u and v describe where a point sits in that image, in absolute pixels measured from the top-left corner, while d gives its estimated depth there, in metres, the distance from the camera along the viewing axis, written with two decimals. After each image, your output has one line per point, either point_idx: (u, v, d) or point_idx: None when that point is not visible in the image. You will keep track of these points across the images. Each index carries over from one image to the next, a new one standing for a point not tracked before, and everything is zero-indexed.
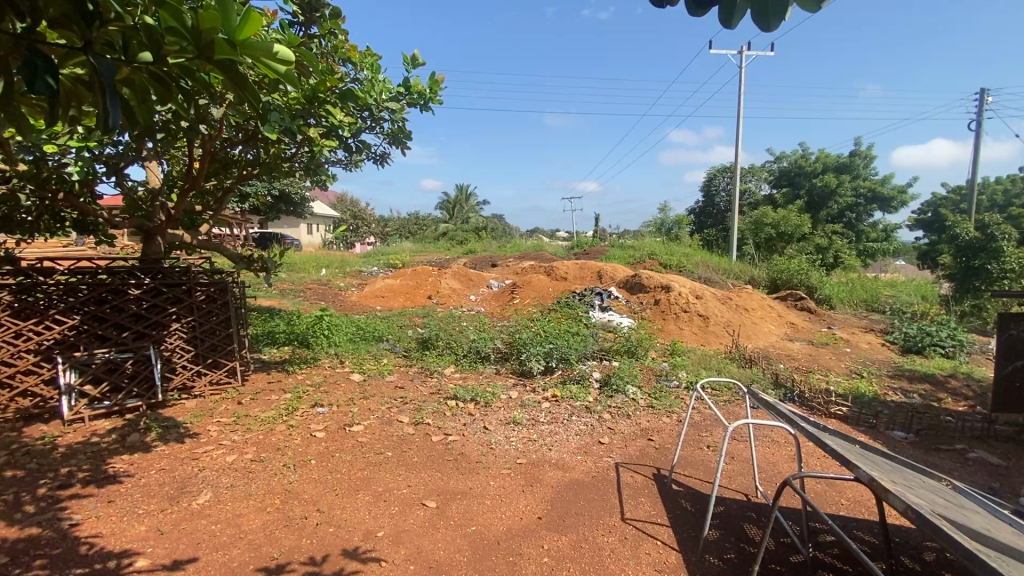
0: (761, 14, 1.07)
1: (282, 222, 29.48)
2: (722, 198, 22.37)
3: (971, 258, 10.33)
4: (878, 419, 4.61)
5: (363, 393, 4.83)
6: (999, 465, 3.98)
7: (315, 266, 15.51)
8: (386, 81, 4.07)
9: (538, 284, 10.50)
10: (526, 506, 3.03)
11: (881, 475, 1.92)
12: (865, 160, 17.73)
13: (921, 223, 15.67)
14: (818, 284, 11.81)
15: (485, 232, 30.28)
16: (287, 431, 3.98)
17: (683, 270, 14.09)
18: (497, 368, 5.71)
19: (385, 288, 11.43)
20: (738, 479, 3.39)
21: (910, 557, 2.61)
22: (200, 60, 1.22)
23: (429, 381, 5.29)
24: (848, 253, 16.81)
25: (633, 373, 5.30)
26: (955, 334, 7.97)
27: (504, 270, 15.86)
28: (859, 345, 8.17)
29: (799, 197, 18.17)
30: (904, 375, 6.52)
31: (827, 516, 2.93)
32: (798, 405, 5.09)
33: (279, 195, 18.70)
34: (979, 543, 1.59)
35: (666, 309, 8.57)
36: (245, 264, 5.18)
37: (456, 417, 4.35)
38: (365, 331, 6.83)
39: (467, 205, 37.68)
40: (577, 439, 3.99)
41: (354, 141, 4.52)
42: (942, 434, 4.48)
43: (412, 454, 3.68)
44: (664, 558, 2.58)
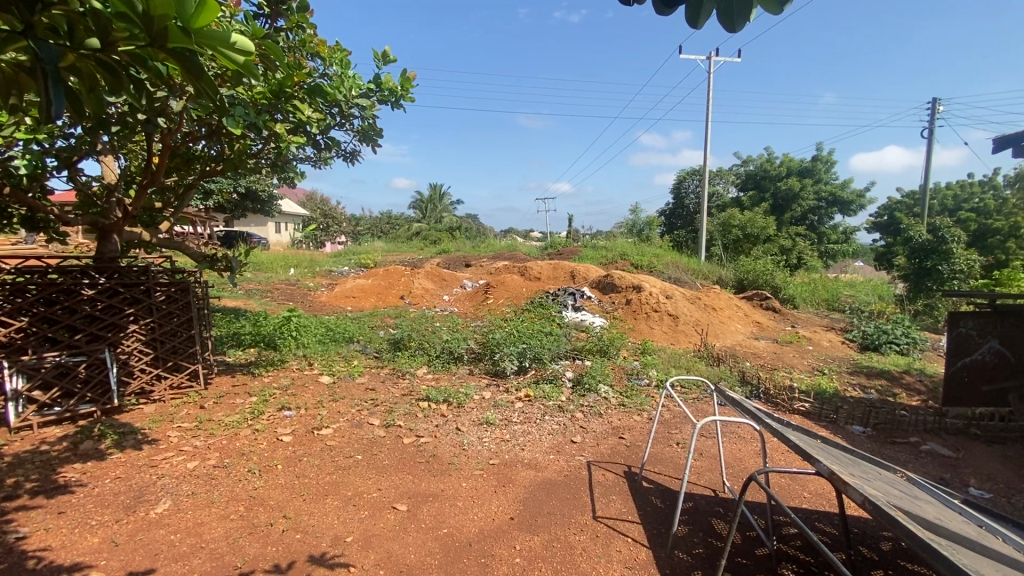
0: (727, 16, 1.07)
1: (249, 221, 28.68)
2: (692, 201, 22.85)
3: (924, 259, 10.85)
4: (839, 414, 4.78)
5: (332, 395, 4.74)
6: (949, 457, 4.19)
7: (283, 266, 15.13)
8: (356, 77, 4.00)
9: (511, 284, 10.53)
10: (499, 506, 3.02)
11: (840, 468, 1.98)
12: (826, 165, 18.40)
13: (878, 224, 16.36)
14: (782, 284, 12.19)
15: (458, 232, 30.16)
16: (253, 436, 3.86)
17: (654, 271, 14.35)
18: (470, 369, 5.69)
19: (356, 288, 11.23)
20: (706, 475, 3.46)
21: (868, 546, 2.72)
22: (152, 48, 1.16)
23: (401, 383, 5.22)
24: (810, 254, 17.43)
25: (605, 372, 5.36)
26: (909, 331, 8.35)
27: (478, 270, 15.81)
28: (821, 343, 8.47)
29: (764, 200, 18.71)
30: (862, 372, 6.80)
31: (791, 508, 3.01)
32: (763, 402, 5.25)
33: (245, 192, 18.15)
34: (931, 532, 1.65)
35: (638, 309, 8.70)
36: (208, 263, 4.99)
37: (428, 418, 4.31)
38: (335, 332, 6.67)
39: (441, 204, 37.34)
40: (550, 439, 4.00)
41: (323, 138, 4.42)
42: (898, 428, 4.67)
43: (382, 457, 3.63)
44: (634, 555, 2.60)
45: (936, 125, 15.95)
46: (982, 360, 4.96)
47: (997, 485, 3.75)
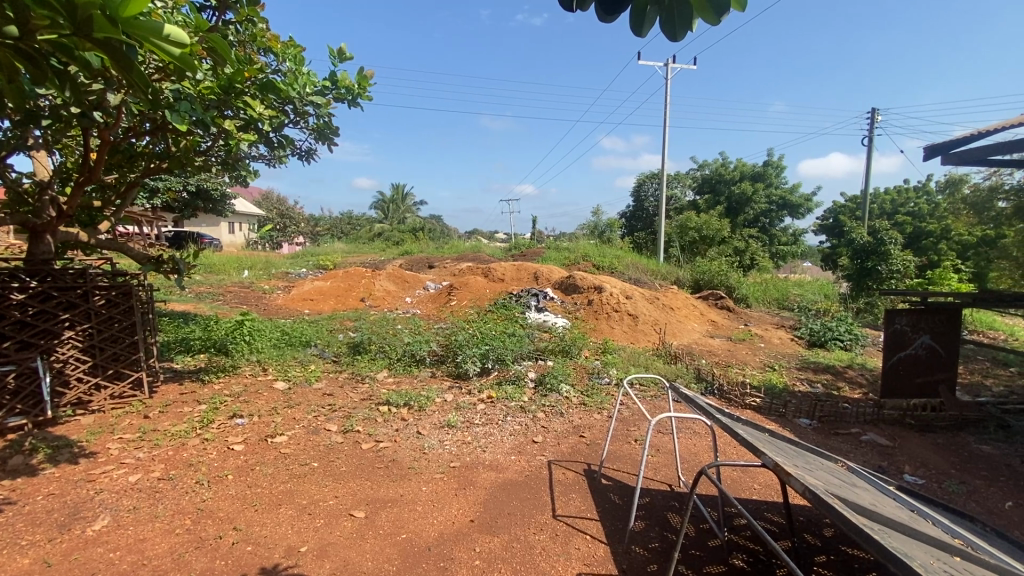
0: (669, 24, 1.09)
1: (200, 221, 27.45)
2: (651, 203, 23.43)
3: (864, 260, 11.54)
4: (787, 408, 5.01)
5: (287, 402, 4.59)
6: (887, 446, 4.45)
7: (236, 268, 14.55)
8: (310, 74, 3.90)
9: (474, 286, 10.50)
10: (458, 509, 3.00)
11: (784, 460, 2.06)
12: (776, 170, 19.26)
13: (824, 227, 17.26)
14: (736, 284, 12.67)
15: (421, 232, 29.89)
16: (201, 446, 3.70)
17: (614, 271, 14.65)
18: (433, 371, 5.64)
19: (314, 291, 10.94)
20: (662, 470, 3.55)
21: (811, 533, 2.85)
22: (78, 37, 1.09)
23: (360, 387, 5.11)
24: (762, 255, 18.18)
25: (567, 372, 5.42)
26: (852, 328, 8.84)
27: (442, 271, 15.69)
28: (771, 340, 8.86)
29: (719, 203, 19.43)
30: (810, 367, 7.14)
31: (741, 500, 3.13)
32: (717, 398, 5.44)
33: (195, 190, 17.38)
34: (866, 517, 1.74)
35: (599, 309, 8.85)
36: (154, 265, 4.75)
37: (388, 423, 4.24)
38: (291, 336, 6.45)
39: (404, 205, 36.87)
40: (511, 439, 4.02)
41: (275, 136, 4.28)
42: (841, 420, 4.94)
43: (340, 463, 3.55)
44: (592, 552, 2.64)
45: (875, 134, 17.02)
46: (916, 354, 5.31)
47: (928, 471, 4.01)
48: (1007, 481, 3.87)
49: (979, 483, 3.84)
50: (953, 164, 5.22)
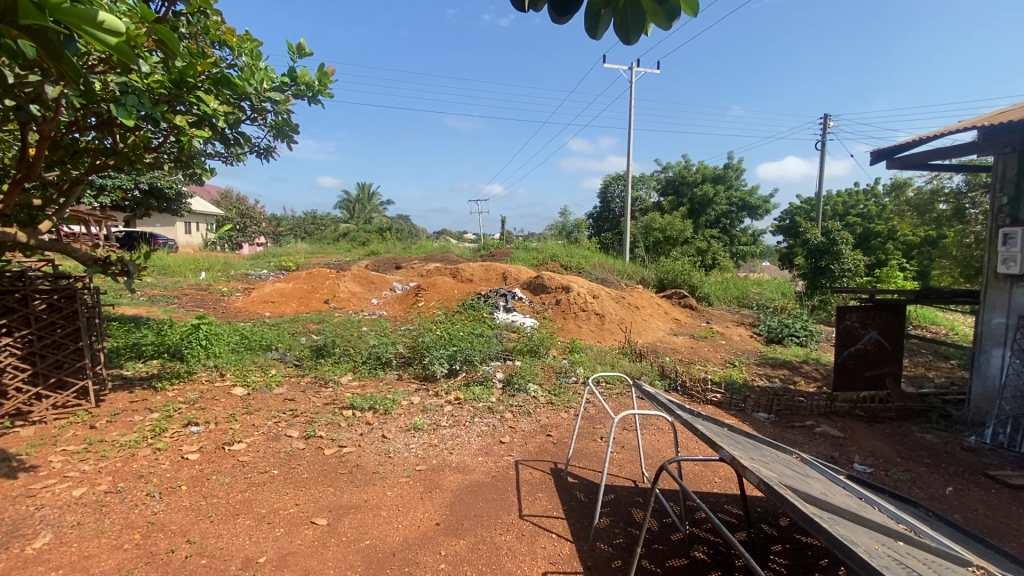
0: (623, 27, 1.10)
1: (154, 220, 26.27)
2: (618, 205, 23.80)
3: (818, 260, 12.06)
4: (746, 403, 5.18)
5: (246, 408, 4.43)
6: (839, 437, 4.66)
7: (193, 269, 13.97)
8: (268, 70, 3.78)
9: (442, 287, 10.41)
10: (424, 513, 2.96)
11: (740, 453, 2.13)
12: (736, 172, 19.88)
13: (781, 228, 17.93)
14: (699, 284, 13.00)
15: (387, 232, 29.43)
16: (153, 456, 3.53)
17: (582, 271, 14.81)
18: (399, 374, 5.57)
19: (276, 293, 10.62)
20: (627, 466, 3.61)
21: (768, 524, 2.96)
22: (3, 24, 1.02)
23: (323, 392, 4.99)
24: (723, 255, 18.73)
25: (534, 372, 5.44)
26: (807, 324, 9.22)
27: (409, 272, 15.50)
28: (732, 337, 9.14)
29: (682, 204, 19.93)
30: (768, 363, 7.41)
31: (702, 494, 3.21)
32: (680, 393, 5.59)
33: (148, 188, 16.62)
34: (817, 505, 1.82)
35: (567, 309, 8.93)
36: (100, 267, 4.49)
37: (352, 427, 4.15)
38: (251, 340, 6.23)
39: (370, 204, 36.25)
40: (478, 440, 4.01)
41: (232, 132, 4.13)
42: (796, 413, 5.14)
43: (301, 470, 3.45)
44: (558, 550, 2.66)
45: (827, 139, 17.80)
46: (865, 349, 5.57)
47: (877, 460, 4.22)
48: (948, 468, 4.11)
49: (922, 470, 4.06)
50: (897, 168, 5.52)
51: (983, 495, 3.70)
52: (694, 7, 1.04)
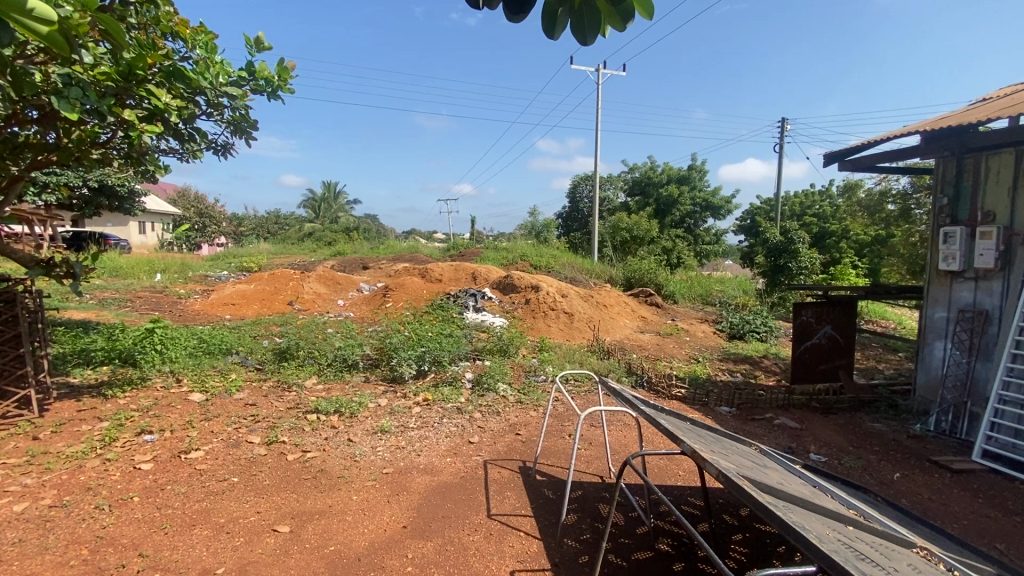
0: (579, 29, 1.10)
1: (104, 220, 25.02)
2: (586, 204, 24.08)
3: (777, 258, 12.52)
4: (709, 397, 5.33)
5: (204, 414, 4.26)
6: (796, 428, 4.85)
7: (147, 271, 13.36)
8: (224, 63, 3.65)
9: (410, 287, 10.30)
10: (390, 516, 2.92)
11: (701, 446, 2.19)
12: (699, 174, 20.41)
13: (743, 227, 18.50)
14: (664, 282, 13.28)
15: (354, 232, 28.90)
16: (102, 467, 3.35)
17: (551, 271, 14.92)
18: (366, 376, 5.48)
19: (236, 295, 10.28)
20: (594, 463, 3.66)
21: (729, 514, 3.05)
22: None
23: (286, 396, 4.85)
24: (688, 253, 19.20)
25: (503, 371, 5.45)
26: (767, 320, 9.56)
27: (376, 272, 15.25)
28: (696, 334, 9.38)
29: (648, 205, 20.34)
30: (730, 358, 7.64)
31: (666, 487, 3.29)
32: (646, 389, 5.71)
33: (98, 186, 15.81)
34: (773, 495, 1.88)
35: (536, 308, 8.98)
36: (44, 269, 4.24)
37: (316, 431, 4.06)
38: (209, 343, 6.00)
39: (336, 204, 35.51)
40: (447, 441, 3.98)
41: (186, 128, 3.98)
42: (756, 406, 5.32)
43: (263, 477, 3.35)
44: (526, 548, 2.67)
45: (784, 142, 18.48)
46: (819, 343, 5.81)
47: (831, 449, 4.41)
48: (896, 455, 4.34)
49: (872, 458, 4.26)
50: (848, 170, 5.77)
51: (928, 479, 3.91)
52: (650, 10, 1.06)
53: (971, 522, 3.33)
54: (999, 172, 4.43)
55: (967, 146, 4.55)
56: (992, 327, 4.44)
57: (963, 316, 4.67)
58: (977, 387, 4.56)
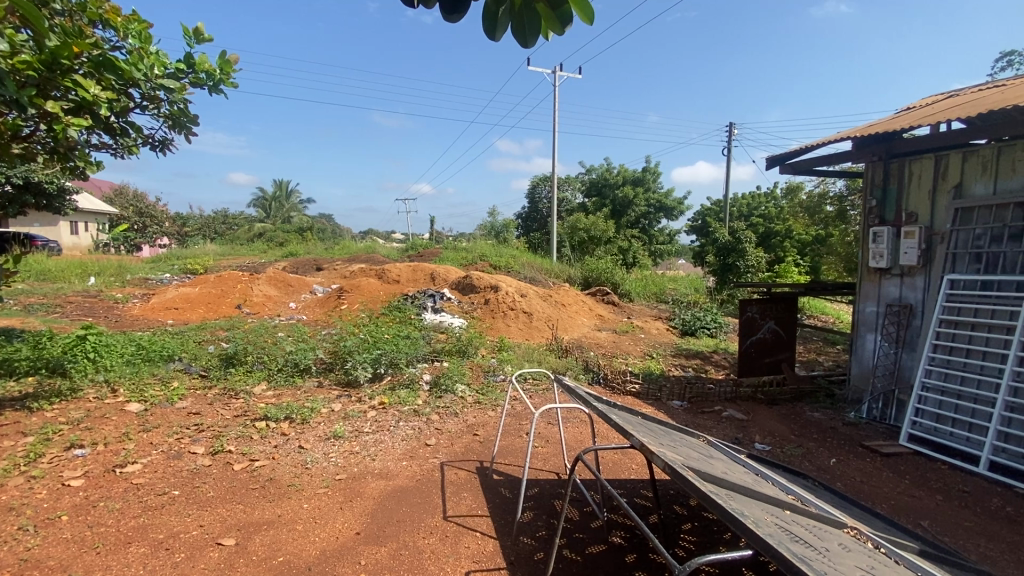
0: (519, 31, 1.11)
1: (31, 220, 23.25)
2: (545, 205, 24.31)
3: (726, 257, 13.05)
4: (662, 392, 5.51)
5: (142, 425, 4.02)
6: (742, 419, 5.07)
7: (80, 273, 12.50)
8: (160, 54, 3.46)
9: (366, 289, 10.12)
10: (343, 523, 2.85)
11: (650, 440, 2.25)
12: (653, 176, 21.04)
13: (694, 228, 19.15)
14: (621, 281, 13.58)
15: (308, 232, 28.06)
16: (26, 486, 3.11)
17: (511, 271, 15.00)
18: (319, 381, 5.34)
19: (179, 298, 9.77)
20: (551, 460, 3.70)
21: (680, 505, 3.15)
22: None
23: (233, 403, 4.65)
24: (643, 253, 19.71)
25: (462, 372, 5.43)
26: (716, 317, 9.95)
27: (331, 273, 14.88)
28: (650, 331, 9.65)
29: (605, 206, 20.78)
30: (683, 354, 7.90)
31: (620, 481, 3.37)
32: (602, 386, 5.83)
33: (23, 183, 14.68)
34: (716, 483, 1.96)
35: (495, 308, 9.00)
36: None
37: (265, 439, 3.91)
38: (150, 349, 5.67)
39: (288, 203, 34.37)
40: (403, 444, 3.93)
41: (117, 121, 3.74)
42: (706, 399, 5.53)
43: (207, 488, 3.20)
44: (482, 548, 2.67)
45: (732, 146, 19.33)
46: (764, 338, 6.10)
47: (774, 438, 4.64)
48: (833, 442, 4.61)
49: (811, 445, 4.51)
50: (789, 173, 6.08)
51: (861, 463, 4.17)
52: (589, 14, 1.08)
53: (899, 502, 3.58)
54: (921, 176, 4.78)
55: (893, 151, 4.88)
56: (917, 320, 4.79)
57: (890, 310, 5.01)
58: (903, 376, 4.90)
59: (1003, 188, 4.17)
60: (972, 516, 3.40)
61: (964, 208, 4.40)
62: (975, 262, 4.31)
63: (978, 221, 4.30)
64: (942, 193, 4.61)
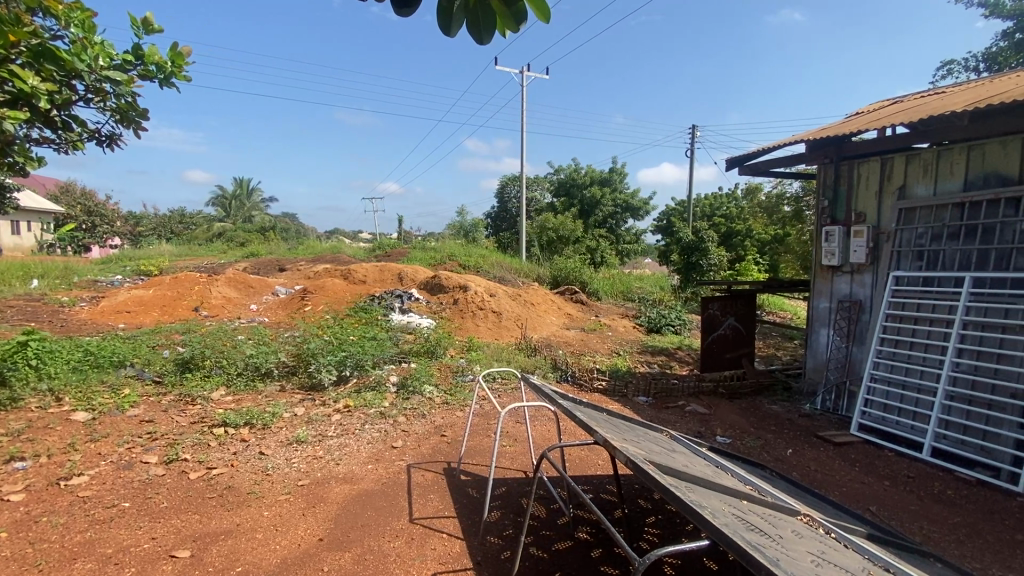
0: (475, 27, 1.11)
1: None
2: (514, 205, 24.36)
3: (689, 256, 13.39)
4: (628, 388, 5.61)
5: (90, 435, 3.82)
6: (705, 413, 5.21)
7: (21, 276, 11.76)
8: (108, 45, 3.27)
9: (332, 290, 9.92)
10: (305, 529, 2.79)
11: (614, 435, 2.28)
12: (620, 176, 21.38)
13: (659, 227, 19.55)
14: (589, 280, 13.75)
15: (271, 232, 27.26)
16: None
17: (480, 271, 14.96)
18: (282, 385, 5.20)
19: (132, 301, 9.33)
20: (519, 459, 3.72)
21: (644, 499, 3.22)
22: None
23: (189, 410, 4.47)
24: (610, 253, 20.02)
25: (430, 373, 5.38)
26: (681, 314, 10.20)
27: (295, 274, 14.50)
28: (618, 328, 9.81)
29: (573, 206, 21.00)
30: (648, 351, 8.06)
31: (586, 477, 3.41)
32: (570, 384, 5.89)
33: None
34: (677, 476, 2.00)
35: (464, 308, 8.96)
36: None
37: (224, 446, 3.78)
38: (98, 355, 5.38)
39: (250, 202, 33.31)
40: (369, 447, 3.86)
41: (59, 114, 3.51)
42: (671, 394, 5.66)
43: (161, 499, 3.07)
44: (449, 549, 2.65)
45: (695, 148, 19.86)
46: (724, 334, 6.29)
47: (735, 431, 4.79)
48: (789, 433, 4.79)
49: (770, 437, 4.68)
50: (748, 174, 6.28)
51: (815, 453, 4.35)
52: (544, 12, 1.09)
53: (849, 489, 3.75)
54: (868, 178, 5.02)
55: (843, 153, 5.10)
56: (865, 315, 5.02)
57: (842, 306, 5.24)
58: (854, 369, 5.13)
59: (942, 189, 4.42)
60: (916, 500, 3.60)
61: (907, 208, 4.64)
62: (918, 259, 4.56)
63: (920, 221, 4.54)
64: (888, 194, 4.85)
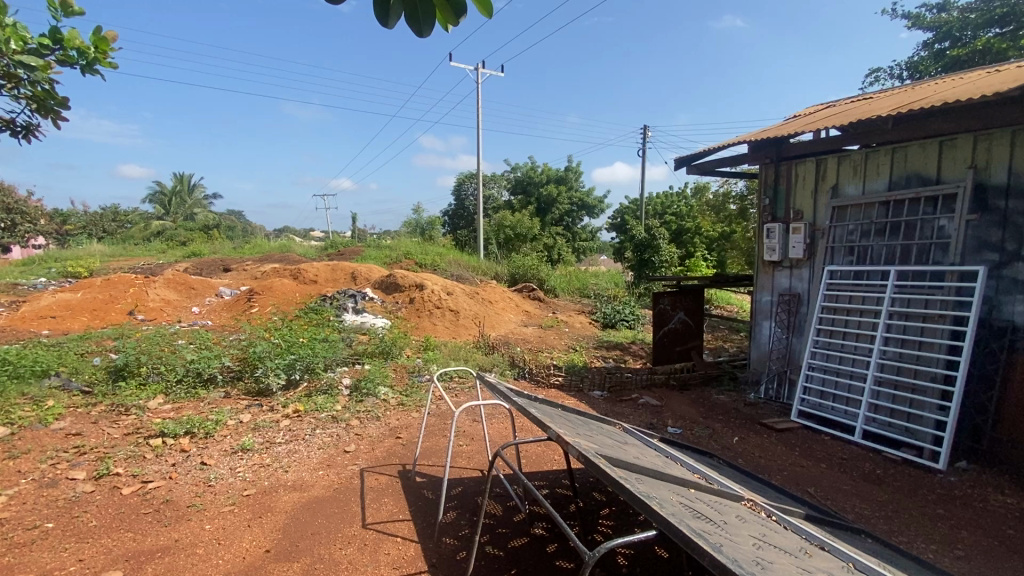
0: (414, 19, 1.08)
1: None
2: (470, 203, 24.22)
3: (643, 253, 13.73)
4: (584, 383, 5.70)
5: (6, 452, 3.50)
6: (657, 405, 5.37)
7: None
8: None
9: (280, 290, 9.54)
10: (251, 541, 2.67)
11: (567, 430, 2.30)
12: (575, 175, 21.67)
13: (614, 225, 19.97)
14: (546, 277, 13.86)
15: (215, 230, 25.95)
16: None
17: (437, 270, 14.78)
18: (227, 391, 4.96)
19: (58, 306, 8.64)
20: (475, 458, 3.70)
21: (599, 492, 3.27)
22: None
23: (123, 421, 4.18)
24: (567, 250, 20.27)
25: (384, 374, 5.28)
26: (635, 310, 10.47)
27: (241, 274, 13.84)
28: (574, 324, 9.96)
29: (530, 204, 21.11)
30: (603, 346, 8.22)
31: (543, 474, 3.43)
32: (527, 380, 5.92)
33: None
34: (628, 468, 2.04)
35: (421, 306, 8.83)
36: None
37: (161, 458, 3.56)
38: (18, 363, 4.94)
39: (190, 199, 31.57)
40: (320, 453, 3.74)
41: None
42: (625, 387, 5.79)
43: (89, 518, 2.85)
44: (403, 553, 2.61)
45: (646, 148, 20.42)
46: (674, 328, 6.50)
47: (685, 422, 4.96)
48: (735, 421, 5.01)
49: (718, 426, 4.88)
50: (695, 173, 6.50)
51: (758, 440, 4.57)
52: (485, 8, 1.08)
53: (790, 472, 3.96)
54: (805, 178, 5.30)
55: (782, 154, 5.35)
56: (803, 308, 5.31)
57: (782, 299, 5.52)
58: (794, 358, 5.42)
59: (870, 189, 4.73)
60: (849, 480, 3.85)
61: (839, 206, 4.94)
62: (849, 254, 4.86)
63: (851, 219, 4.85)
64: (822, 194, 5.14)
